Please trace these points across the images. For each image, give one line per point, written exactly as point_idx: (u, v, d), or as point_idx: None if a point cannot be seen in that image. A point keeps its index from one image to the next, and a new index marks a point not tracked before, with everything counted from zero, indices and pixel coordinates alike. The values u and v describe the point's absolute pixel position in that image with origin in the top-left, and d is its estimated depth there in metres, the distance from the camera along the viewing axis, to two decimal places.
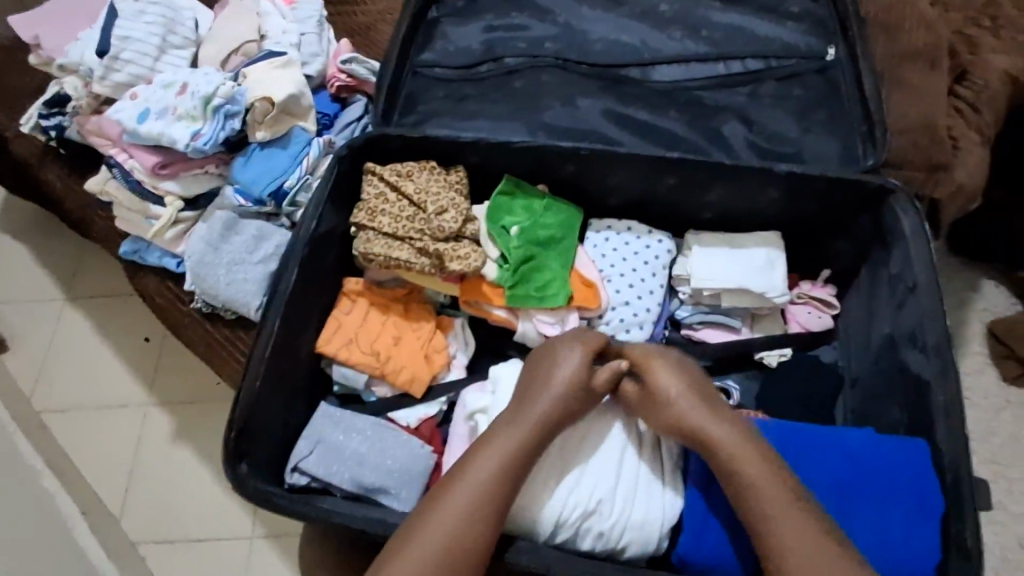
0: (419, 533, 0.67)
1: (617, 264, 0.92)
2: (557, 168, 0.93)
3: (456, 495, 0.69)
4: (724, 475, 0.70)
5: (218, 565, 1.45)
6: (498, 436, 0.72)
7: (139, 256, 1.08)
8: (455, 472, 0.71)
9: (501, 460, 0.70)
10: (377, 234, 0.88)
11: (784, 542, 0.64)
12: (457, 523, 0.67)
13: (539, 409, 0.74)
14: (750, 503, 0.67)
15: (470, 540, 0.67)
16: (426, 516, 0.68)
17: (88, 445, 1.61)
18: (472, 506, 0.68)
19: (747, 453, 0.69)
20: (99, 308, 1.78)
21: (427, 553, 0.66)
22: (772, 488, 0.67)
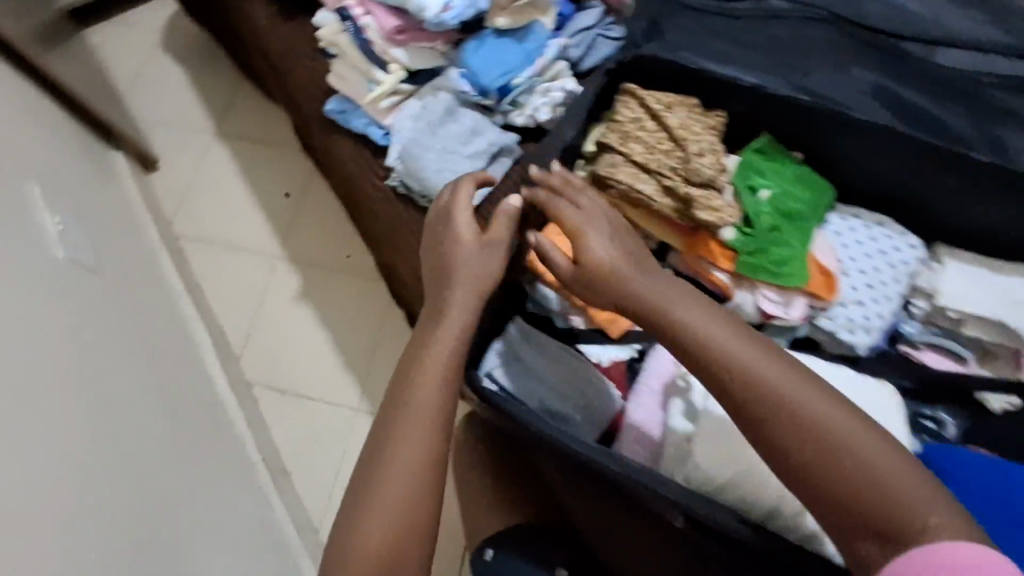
0: (395, 450, 0.69)
1: (859, 259, 0.85)
2: (828, 137, 0.84)
3: (416, 408, 0.70)
4: (697, 357, 0.60)
5: (322, 425, 1.51)
6: (433, 342, 0.73)
7: (343, 118, 1.05)
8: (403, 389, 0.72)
9: (449, 358, 0.73)
10: (624, 160, 0.82)
11: (799, 439, 0.55)
12: (423, 432, 0.70)
13: (459, 296, 0.75)
14: (758, 404, 0.57)
15: (436, 441, 0.70)
16: (394, 435, 0.69)
17: (218, 280, 1.66)
18: (436, 412, 0.71)
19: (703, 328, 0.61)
20: (245, 150, 1.79)
21: (406, 465, 0.68)
22: (768, 374, 0.58)
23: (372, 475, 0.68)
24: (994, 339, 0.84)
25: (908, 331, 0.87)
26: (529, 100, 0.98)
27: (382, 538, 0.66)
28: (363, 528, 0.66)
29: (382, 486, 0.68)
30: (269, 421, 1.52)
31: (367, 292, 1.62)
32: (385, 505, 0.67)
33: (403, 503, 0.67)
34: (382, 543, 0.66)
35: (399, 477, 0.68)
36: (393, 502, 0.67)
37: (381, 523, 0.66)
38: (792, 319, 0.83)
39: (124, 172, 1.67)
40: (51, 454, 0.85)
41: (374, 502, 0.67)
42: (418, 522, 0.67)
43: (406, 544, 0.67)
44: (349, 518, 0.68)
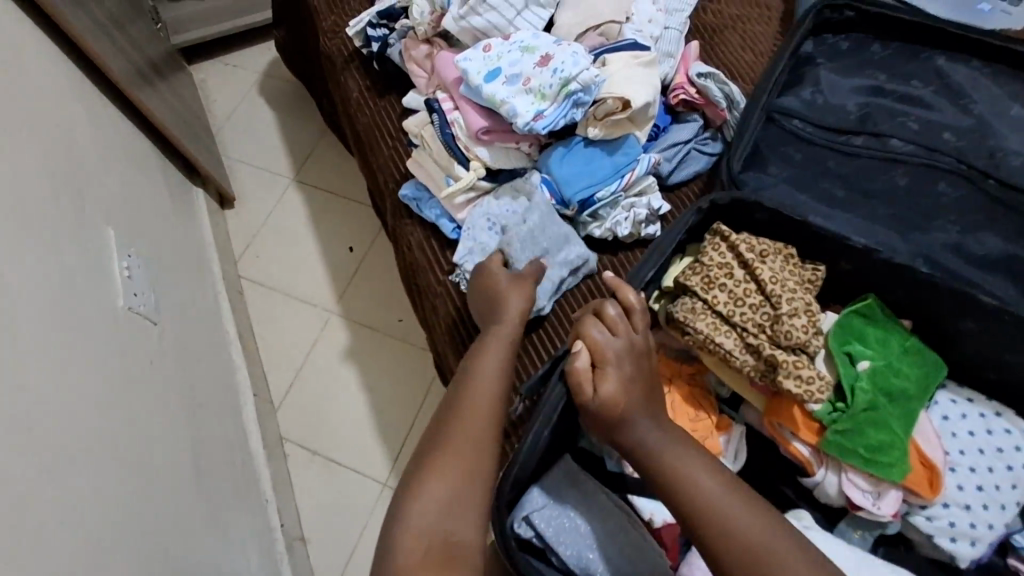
0: (450, 440, 0.70)
1: (969, 453, 0.74)
2: (948, 313, 0.75)
3: (472, 404, 0.73)
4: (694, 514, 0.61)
5: (347, 497, 1.46)
6: (488, 349, 0.78)
7: (417, 205, 1.02)
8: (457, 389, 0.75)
9: (499, 365, 0.77)
10: (706, 307, 0.74)
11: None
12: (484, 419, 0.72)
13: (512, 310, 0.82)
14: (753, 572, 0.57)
15: (488, 437, 0.71)
16: (448, 428, 0.71)
17: (272, 327, 1.65)
18: (489, 410, 0.73)
19: (691, 471, 0.63)
20: (318, 200, 1.81)
21: (457, 457, 0.68)
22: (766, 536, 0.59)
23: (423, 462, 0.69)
24: None
25: (1023, 545, 0.74)
26: (611, 214, 0.94)
27: (434, 521, 0.65)
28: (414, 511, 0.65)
29: (433, 469, 0.68)
30: (297, 483, 1.48)
31: (415, 362, 1.59)
32: (434, 493, 0.66)
33: (460, 482, 0.67)
34: (433, 524, 0.65)
35: (456, 461, 0.68)
36: (444, 488, 0.66)
37: (434, 505, 0.65)
38: (880, 515, 0.72)
39: (201, 209, 1.70)
40: (75, 524, 0.81)
41: (428, 484, 0.66)
42: (473, 506, 0.67)
43: (458, 533, 0.65)
44: (396, 508, 0.66)
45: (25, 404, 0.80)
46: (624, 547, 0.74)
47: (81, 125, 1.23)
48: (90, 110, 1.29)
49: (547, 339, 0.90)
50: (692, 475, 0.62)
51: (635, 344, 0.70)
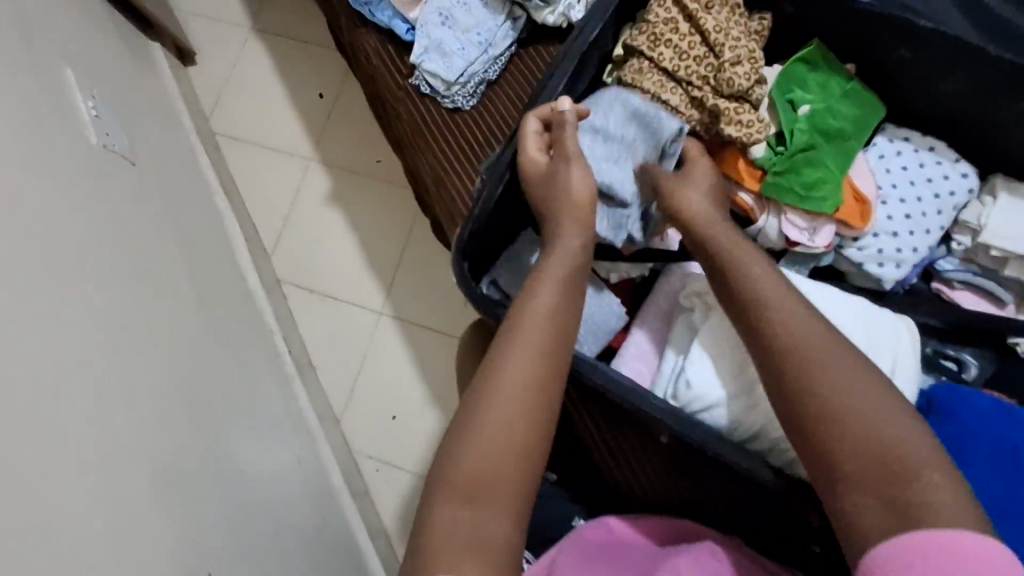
0: (495, 382, 0.64)
1: (901, 186, 0.79)
2: (886, 50, 0.76)
3: (521, 345, 0.65)
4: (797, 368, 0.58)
5: (347, 327, 1.57)
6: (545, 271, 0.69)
7: (368, 10, 1.00)
8: (508, 330, 0.67)
9: (556, 301, 0.68)
10: (652, 65, 0.76)
11: (862, 456, 0.53)
12: (537, 351, 0.65)
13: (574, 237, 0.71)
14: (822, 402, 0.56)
15: (550, 379, 0.65)
16: (493, 371, 0.65)
17: (252, 179, 1.68)
18: (543, 349, 0.66)
19: (807, 337, 0.59)
20: (281, 47, 1.76)
21: (507, 397, 0.63)
22: (842, 371, 0.57)
23: (473, 403, 0.64)
24: None
25: (946, 269, 0.81)
26: None
27: (485, 461, 0.61)
28: (466, 450, 0.62)
29: (485, 406, 0.63)
30: (299, 318, 1.59)
31: (396, 199, 1.63)
32: (486, 439, 0.62)
33: (509, 429, 0.62)
34: (481, 474, 0.61)
35: (504, 409, 0.63)
36: (505, 414, 0.63)
37: (479, 454, 0.61)
38: (816, 247, 0.78)
39: (161, 64, 1.66)
40: (92, 325, 0.90)
41: (486, 416, 0.63)
42: (526, 460, 0.62)
43: (506, 481, 0.61)
44: (445, 450, 0.63)
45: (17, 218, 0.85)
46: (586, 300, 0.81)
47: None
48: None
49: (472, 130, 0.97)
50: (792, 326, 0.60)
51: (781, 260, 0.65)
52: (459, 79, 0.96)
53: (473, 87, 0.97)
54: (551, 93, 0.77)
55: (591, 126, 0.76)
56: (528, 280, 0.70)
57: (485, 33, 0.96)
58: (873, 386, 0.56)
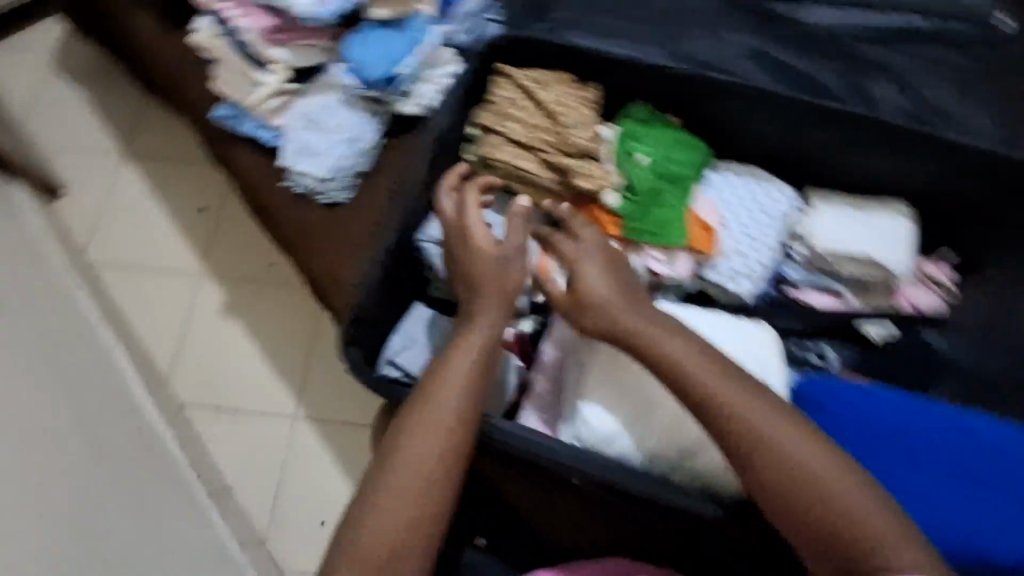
0: (406, 440, 0.66)
1: (736, 212, 0.90)
2: (703, 102, 0.88)
3: (427, 410, 0.67)
4: (720, 416, 0.62)
5: (261, 438, 1.51)
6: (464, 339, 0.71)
7: (231, 124, 1.03)
8: (420, 396, 0.68)
9: (469, 367, 0.70)
10: (503, 139, 0.84)
11: (822, 495, 0.58)
12: (447, 416, 0.67)
13: (495, 301, 0.73)
14: (753, 447, 0.60)
15: (460, 442, 0.67)
16: (404, 430, 0.67)
17: (141, 304, 1.63)
18: (455, 412, 0.68)
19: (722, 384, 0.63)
20: (155, 169, 1.74)
21: (415, 461, 0.65)
22: (763, 413, 0.61)
23: (380, 468, 0.66)
24: (865, 274, 0.89)
25: (791, 276, 0.91)
26: (416, 88, 0.98)
27: (389, 527, 0.63)
28: (370, 516, 0.63)
29: (392, 471, 0.65)
30: (207, 440, 1.51)
31: (295, 299, 1.61)
32: (391, 503, 0.63)
33: (416, 494, 0.64)
34: (386, 536, 0.62)
35: (410, 470, 0.65)
36: (410, 476, 0.64)
37: (385, 521, 0.63)
38: (678, 276, 0.86)
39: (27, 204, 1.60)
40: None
41: (392, 480, 0.64)
42: (430, 525, 0.64)
43: (410, 548, 0.63)
44: (351, 514, 0.64)
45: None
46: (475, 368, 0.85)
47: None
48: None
49: (351, 221, 1.01)
50: (664, 348, 0.66)
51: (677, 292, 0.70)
52: (330, 175, 1.00)
53: (345, 180, 1.01)
54: (414, 177, 0.81)
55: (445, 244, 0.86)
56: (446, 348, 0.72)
57: (350, 129, 1.00)
58: (789, 420, 0.61)
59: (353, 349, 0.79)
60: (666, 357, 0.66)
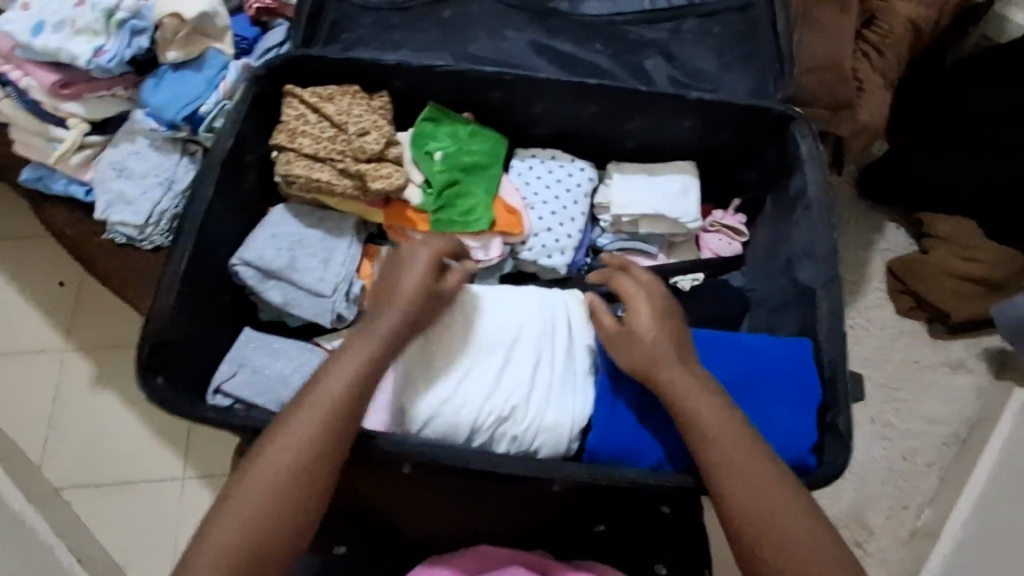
0: (280, 436, 0.64)
1: (540, 191, 0.95)
2: (486, 94, 0.93)
3: (308, 407, 0.65)
4: (704, 453, 0.66)
5: (150, 507, 1.44)
6: (361, 340, 0.68)
7: (43, 184, 1.02)
8: (303, 392, 0.66)
9: (361, 368, 0.67)
10: (298, 155, 0.87)
11: (774, 527, 0.61)
12: (328, 414, 0.65)
13: (397, 311, 0.70)
14: (724, 483, 0.64)
15: (336, 442, 0.65)
16: (282, 424, 0.64)
17: (5, 392, 1.54)
18: (336, 411, 0.65)
19: (717, 422, 0.66)
20: (6, 249, 1.67)
21: (285, 457, 0.63)
22: (745, 453, 0.65)
23: (249, 462, 0.63)
24: (664, 230, 0.95)
25: (604, 244, 0.97)
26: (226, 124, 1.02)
27: (246, 522, 0.60)
28: (230, 511, 0.61)
29: (259, 465, 0.63)
30: (91, 521, 1.43)
31: None
32: (248, 501, 0.61)
33: (278, 492, 0.62)
34: (243, 531, 0.60)
35: (278, 465, 0.63)
36: (277, 473, 0.62)
37: (244, 517, 0.61)
38: (492, 260, 0.91)
39: None
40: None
41: (256, 476, 0.62)
42: (292, 522, 0.62)
43: (269, 547, 0.61)
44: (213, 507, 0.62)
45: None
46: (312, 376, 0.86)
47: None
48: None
49: None
50: (673, 380, 0.69)
51: (671, 310, 0.74)
52: (150, 221, 1.00)
53: (166, 224, 1.01)
54: (202, 201, 0.81)
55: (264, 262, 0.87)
56: (340, 346, 0.69)
57: (164, 172, 1.00)
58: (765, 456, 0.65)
59: (161, 380, 0.77)
60: (674, 390, 0.68)
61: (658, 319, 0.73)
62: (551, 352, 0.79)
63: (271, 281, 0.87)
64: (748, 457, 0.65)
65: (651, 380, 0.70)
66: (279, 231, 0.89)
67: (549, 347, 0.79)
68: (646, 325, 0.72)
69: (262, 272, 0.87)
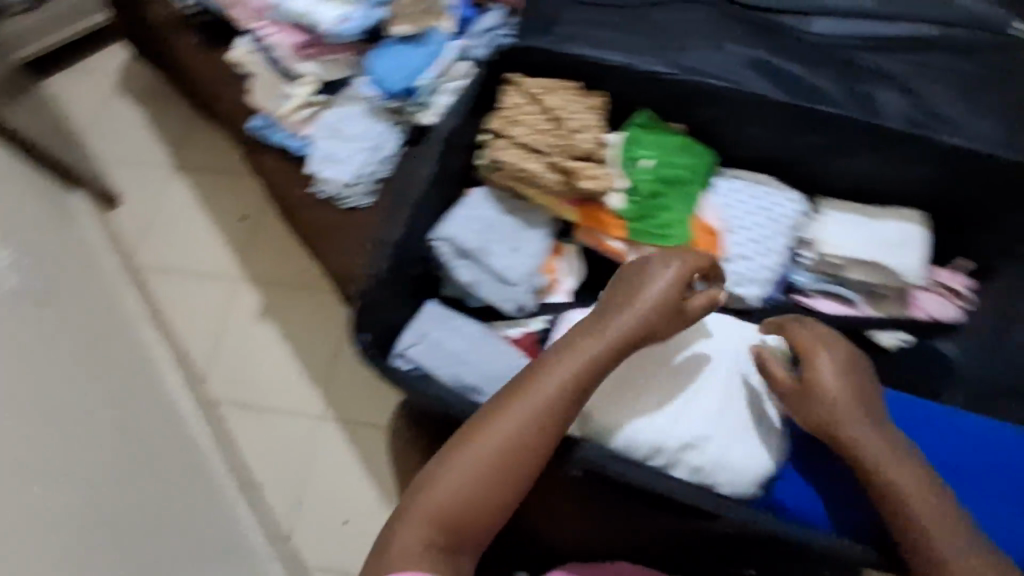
0: (490, 425, 0.67)
1: (743, 216, 0.90)
2: (699, 106, 0.90)
3: (522, 400, 0.68)
4: (892, 521, 0.64)
5: (289, 436, 1.57)
6: (585, 347, 0.69)
7: (265, 133, 1.09)
8: (519, 387, 0.69)
9: (575, 374, 0.68)
10: (511, 143, 0.88)
11: None
12: (541, 413, 0.67)
13: (625, 327, 0.70)
14: (919, 555, 0.62)
15: (543, 441, 0.67)
16: (493, 416, 0.68)
17: (184, 306, 1.72)
18: (547, 411, 0.67)
19: (910, 495, 0.64)
20: (202, 180, 1.85)
21: (493, 447, 0.67)
22: (940, 528, 0.62)
23: (455, 445, 0.68)
24: (875, 279, 0.88)
25: (800, 281, 0.91)
26: (436, 100, 1.04)
27: (451, 501, 0.65)
28: (437, 487, 0.66)
29: (466, 450, 0.67)
30: (239, 437, 1.57)
31: (327, 303, 1.68)
32: (456, 481, 0.66)
33: (483, 475, 0.66)
34: (454, 508, 0.65)
35: (485, 452, 0.67)
36: (483, 461, 0.66)
37: (456, 493, 0.66)
38: None
39: (85, 211, 1.72)
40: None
41: (463, 461, 0.66)
42: (493, 505, 0.67)
43: (472, 524, 0.66)
44: (427, 476, 0.67)
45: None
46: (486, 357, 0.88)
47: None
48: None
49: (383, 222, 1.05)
50: (857, 436, 0.67)
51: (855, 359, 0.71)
52: (352, 182, 1.04)
53: (368, 186, 1.05)
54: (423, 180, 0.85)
55: (465, 242, 0.89)
56: (557, 347, 0.71)
57: (374, 140, 1.06)
58: (964, 532, 0.62)
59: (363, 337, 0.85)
60: (859, 449, 0.66)
61: (843, 376, 0.69)
62: (700, 382, 0.77)
63: (467, 261, 0.90)
64: (942, 534, 0.62)
65: (831, 435, 0.68)
66: (478, 209, 0.91)
67: (697, 376, 0.77)
68: (829, 379, 0.69)
69: (459, 250, 0.89)
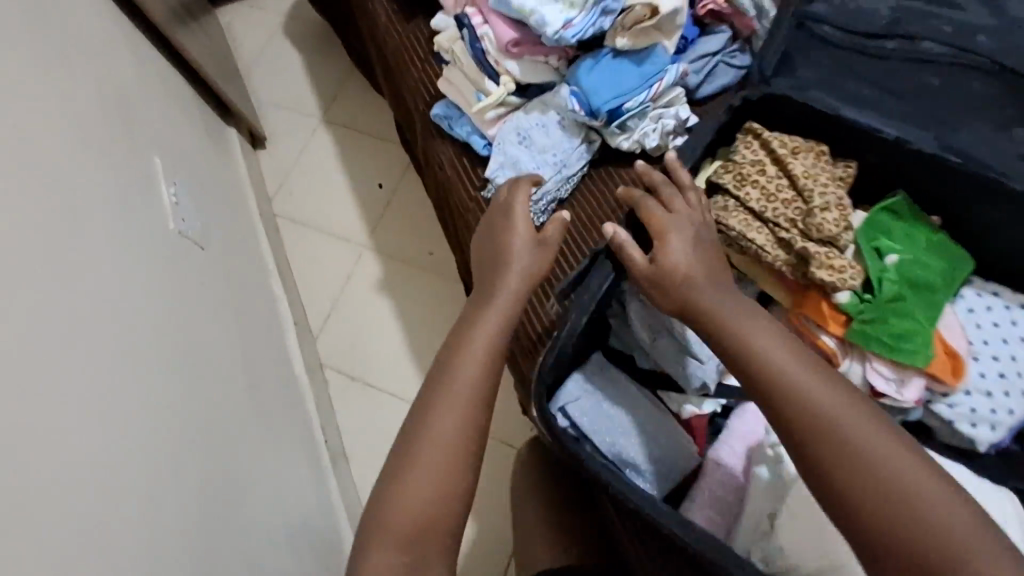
0: (439, 410, 0.68)
1: (992, 343, 0.76)
2: (975, 204, 0.76)
3: (455, 383, 0.70)
4: (812, 428, 0.59)
5: (385, 417, 1.53)
6: (484, 313, 0.76)
7: (447, 124, 1.03)
8: (444, 366, 0.72)
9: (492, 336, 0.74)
10: (738, 205, 0.78)
11: (915, 509, 0.54)
12: (475, 386, 0.70)
13: (513, 283, 0.78)
14: (852, 465, 0.57)
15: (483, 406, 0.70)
16: (437, 402, 0.69)
17: (307, 260, 1.71)
18: (482, 379, 0.71)
19: (833, 403, 0.60)
20: (347, 138, 1.84)
21: (443, 430, 0.67)
22: (868, 434, 0.58)
23: (408, 442, 0.67)
24: None
25: None
26: (639, 125, 0.95)
27: (420, 503, 0.65)
28: (399, 488, 0.65)
29: (421, 446, 0.67)
30: (337, 406, 1.55)
31: (445, 290, 1.63)
32: (423, 477, 0.65)
33: (444, 457, 0.66)
34: (425, 509, 0.64)
35: (441, 433, 0.67)
36: (441, 450, 0.66)
37: (417, 500, 0.65)
38: (903, 401, 0.75)
39: (234, 147, 1.73)
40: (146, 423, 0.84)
41: (421, 458, 0.66)
42: (458, 488, 0.66)
43: (443, 517, 0.65)
44: (385, 490, 0.66)
45: (75, 304, 0.81)
46: (653, 437, 0.80)
47: (103, 39, 1.19)
48: (118, 32, 1.29)
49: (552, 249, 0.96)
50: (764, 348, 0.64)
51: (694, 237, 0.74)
52: (533, 200, 0.96)
53: (545, 205, 0.97)
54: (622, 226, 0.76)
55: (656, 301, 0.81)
56: (468, 317, 0.77)
57: (563, 156, 0.97)
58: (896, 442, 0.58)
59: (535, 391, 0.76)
60: (766, 356, 0.64)
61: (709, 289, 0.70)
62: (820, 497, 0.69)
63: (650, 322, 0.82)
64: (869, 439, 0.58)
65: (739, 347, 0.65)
66: None
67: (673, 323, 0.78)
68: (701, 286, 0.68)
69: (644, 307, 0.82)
